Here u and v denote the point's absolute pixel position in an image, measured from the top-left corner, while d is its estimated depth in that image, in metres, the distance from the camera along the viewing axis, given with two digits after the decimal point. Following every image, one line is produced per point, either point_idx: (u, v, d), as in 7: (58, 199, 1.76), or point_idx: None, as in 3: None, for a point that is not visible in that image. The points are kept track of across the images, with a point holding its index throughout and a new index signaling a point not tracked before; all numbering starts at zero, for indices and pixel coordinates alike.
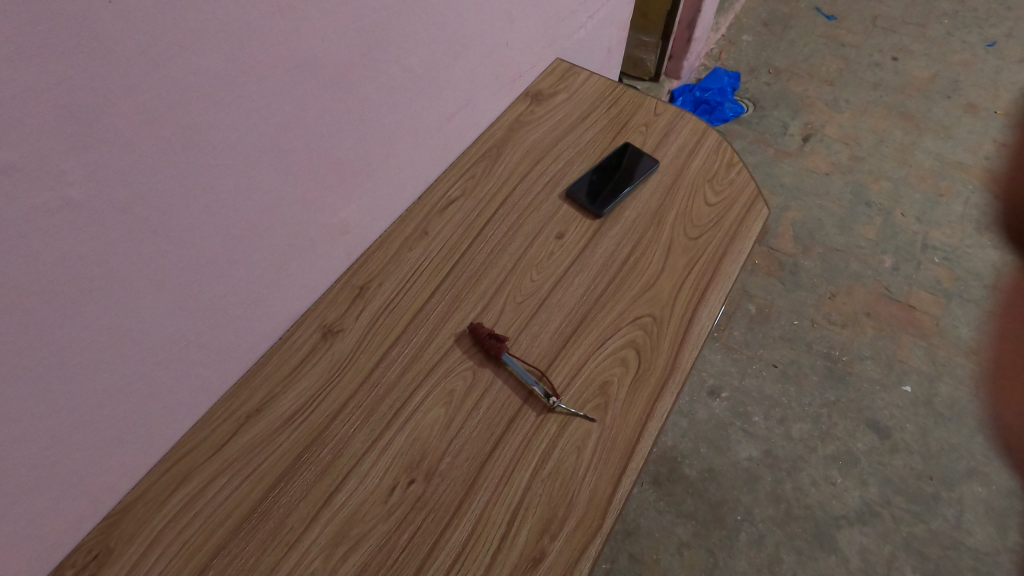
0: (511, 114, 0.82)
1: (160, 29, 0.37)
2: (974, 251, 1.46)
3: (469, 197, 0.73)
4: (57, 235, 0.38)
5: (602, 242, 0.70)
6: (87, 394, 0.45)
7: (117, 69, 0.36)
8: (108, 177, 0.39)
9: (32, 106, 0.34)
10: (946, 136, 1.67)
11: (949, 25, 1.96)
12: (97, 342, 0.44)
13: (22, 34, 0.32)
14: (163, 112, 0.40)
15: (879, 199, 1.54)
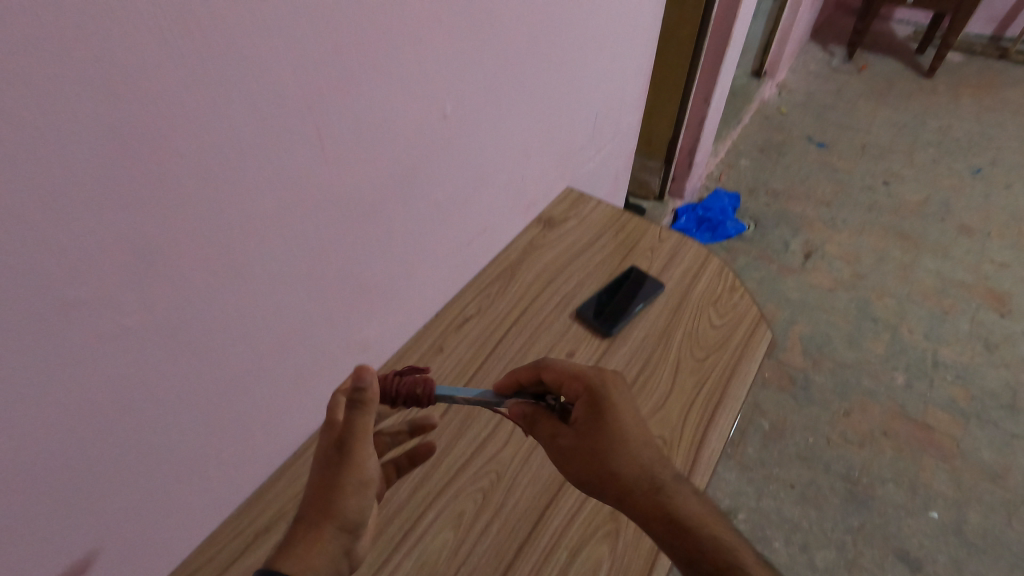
0: (526, 237, 0.88)
1: (228, 182, 0.43)
2: (987, 369, 1.46)
3: (485, 314, 0.77)
4: (107, 359, 0.40)
5: (612, 361, 0.72)
6: (108, 510, 0.46)
7: (188, 217, 0.41)
8: (163, 309, 0.42)
9: (112, 253, 0.38)
10: (944, 256, 1.73)
11: (934, 153, 2.09)
12: (128, 460, 0.45)
13: (118, 194, 0.36)
14: (219, 250, 0.45)
15: (885, 315, 1.57)
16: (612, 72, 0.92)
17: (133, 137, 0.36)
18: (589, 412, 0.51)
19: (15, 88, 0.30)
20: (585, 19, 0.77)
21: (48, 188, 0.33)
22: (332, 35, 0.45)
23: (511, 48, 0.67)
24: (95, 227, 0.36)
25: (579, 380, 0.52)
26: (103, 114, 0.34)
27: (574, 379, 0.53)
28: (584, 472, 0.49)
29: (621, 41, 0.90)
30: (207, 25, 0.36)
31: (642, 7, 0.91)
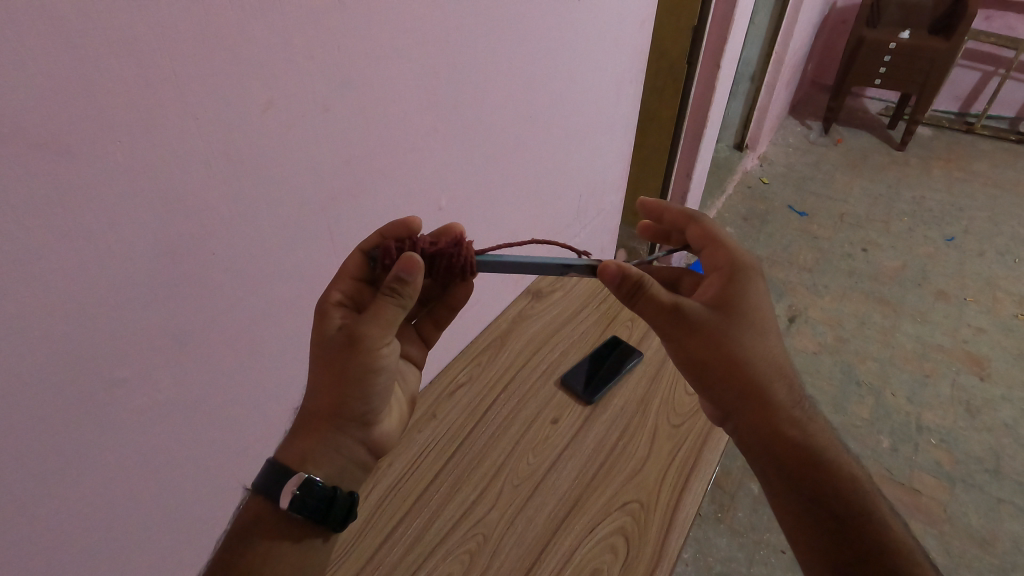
0: (514, 309, 0.95)
1: (252, 275, 0.49)
2: (970, 433, 1.48)
3: (476, 381, 0.83)
4: (137, 428, 0.47)
5: (593, 427, 0.77)
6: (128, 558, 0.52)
7: (217, 305, 0.48)
8: (188, 382, 0.49)
9: (152, 339, 0.44)
10: (924, 320, 1.78)
11: (910, 221, 2.17)
12: (148, 513, 0.52)
13: (164, 291, 0.43)
14: (240, 333, 0.51)
15: (868, 378, 1.61)
16: (598, 156, 1.00)
17: (180, 247, 0.42)
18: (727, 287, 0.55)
19: (92, 222, 0.37)
20: (572, 115, 0.85)
21: (107, 293, 0.40)
22: (344, 148, 0.52)
23: (504, 147, 0.74)
24: (142, 317, 0.42)
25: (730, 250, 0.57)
26: (160, 233, 0.41)
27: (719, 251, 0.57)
28: (716, 329, 0.53)
29: (606, 130, 0.98)
30: (244, 156, 0.43)
31: (625, 98, 0.99)
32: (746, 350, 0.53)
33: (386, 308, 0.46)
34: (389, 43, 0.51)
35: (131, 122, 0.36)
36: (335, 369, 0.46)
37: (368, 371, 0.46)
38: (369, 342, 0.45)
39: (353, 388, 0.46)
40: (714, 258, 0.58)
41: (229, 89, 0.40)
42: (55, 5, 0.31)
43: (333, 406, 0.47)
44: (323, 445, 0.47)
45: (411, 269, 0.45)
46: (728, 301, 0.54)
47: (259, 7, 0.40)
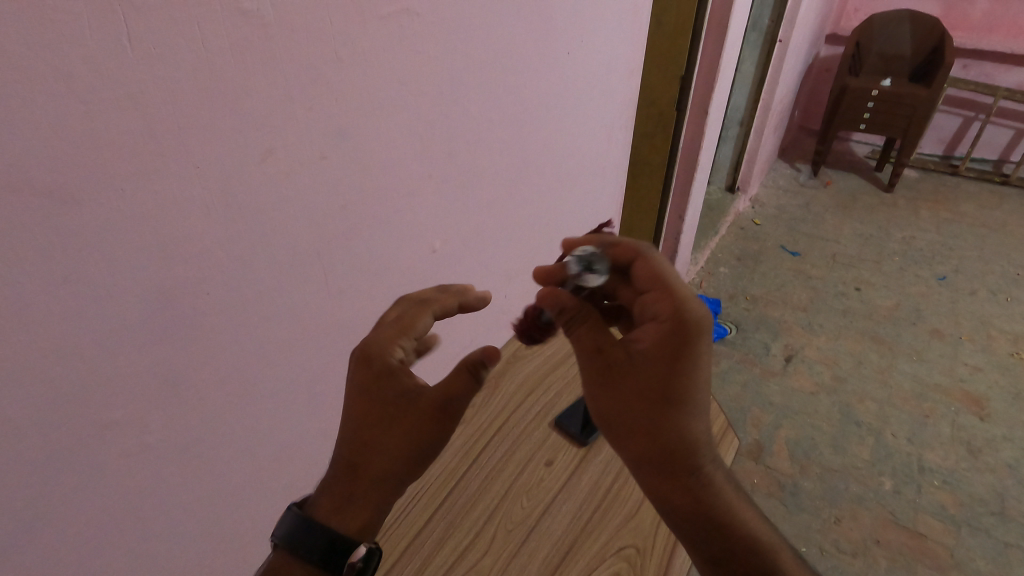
0: (508, 349, 0.95)
1: (245, 317, 0.50)
2: (973, 474, 1.45)
3: (469, 423, 0.82)
4: (125, 472, 0.46)
5: (588, 469, 0.76)
6: None
7: (210, 347, 0.48)
8: (178, 426, 0.49)
9: (143, 381, 0.44)
10: (920, 359, 1.78)
11: (901, 261, 2.20)
12: (133, 558, 0.51)
13: (159, 334, 0.44)
14: (232, 375, 0.51)
15: (868, 418, 1.59)
16: (590, 201, 1.02)
17: (178, 289, 0.43)
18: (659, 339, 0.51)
19: (90, 265, 0.37)
20: (563, 161, 0.88)
21: (102, 334, 0.40)
22: (339, 195, 0.53)
23: (496, 192, 0.75)
24: (135, 359, 0.43)
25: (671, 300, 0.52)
26: (157, 276, 0.41)
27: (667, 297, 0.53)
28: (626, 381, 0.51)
29: (597, 175, 1.01)
30: (242, 201, 0.45)
31: (615, 144, 1.02)
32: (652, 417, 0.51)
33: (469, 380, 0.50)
34: (384, 95, 0.53)
35: (134, 171, 0.37)
36: (415, 436, 0.48)
37: (444, 436, 0.49)
38: (455, 412, 0.50)
39: (427, 451, 0.49)
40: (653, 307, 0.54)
41: (229, 140, 0.42)
42: (68, 64, 0.32)
43: (398, 467, 0.48)
44: (373, 504, 0.47)
45: (492, 356, 0.51)
46: (657, 355, 0.51)
47: (261, 64, 0.42)
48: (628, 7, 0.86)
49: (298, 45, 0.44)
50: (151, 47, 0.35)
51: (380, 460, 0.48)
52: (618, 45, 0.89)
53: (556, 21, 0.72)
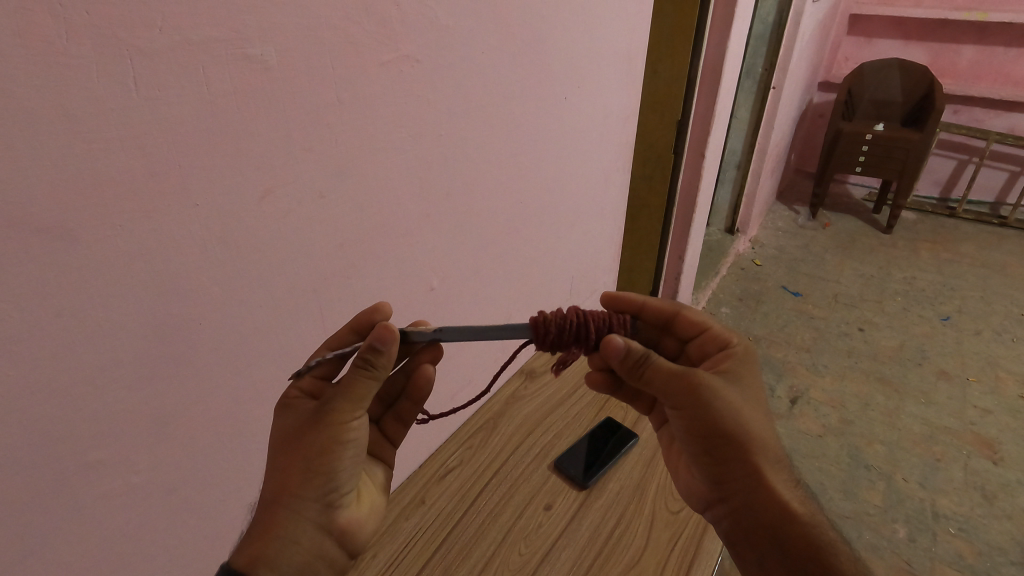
0: (507, 390, 0.94)
1: (239, 354, 0.50)
2: (990, 522, 1.39)
3: (466, 466, 0.80)
4: (109, 514, 0.45)
5: (589, 513, 0.74)
6: None
7: (202, 384, 0.47)
8: (165, 465, 0.47)
9: (132, 419, 0.43)
10: (927, 401, 1.74)
11: (904, 301, 2.19)
12: None
13: (151, 370, 0.43)
14: (224, 413, 0.51)
15: (877, 462, 1.54)
16: (588, 241, 1.03)
17: (171, 326, 0.43)
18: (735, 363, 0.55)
19: (83, 303, 0.38)
20: (561, 202, 0.89)
21: (92, 372, 0.40)
22: (336, 233, 0.54)
23: (495, 232, 0.76)
24: (126, 396, 0.42)
25: (732, 334, 0.58)
26: (152, 314, 0.42)
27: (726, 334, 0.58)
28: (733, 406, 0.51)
29: (594, 216, 1.02)
30: (239, 239, 0.45)
31: (613, 185, 1.04)
32: (757, 426, 0.51)
33: (356, 382, 0.46)
34: (383, 137, 0.54)
35: (132, 209, 0.38)
36: (298, 450, 0.45)
37: (333, 448, 0.46)
38: (336, 415, 0.46)
39: (313, 465, 0.45)
40: (707, 350, 0.58)
41: (229, 179, 0.43)
42: (74, 104, 0.34)
43: (294, 482, 0.45)
44: (279, 530, 0.44)
45: (387, 339, 0.45)
46: (737, 374, 0.53)
47: (262, 107, 0.43)
48: (621, 56, 0.89)
49: (299, 89, 0.45)
50: (156, 90, 0.37)
51: (280, 476, 0.45)
52: (613, 91, 0.92)
53: (553, 67, 0.75)
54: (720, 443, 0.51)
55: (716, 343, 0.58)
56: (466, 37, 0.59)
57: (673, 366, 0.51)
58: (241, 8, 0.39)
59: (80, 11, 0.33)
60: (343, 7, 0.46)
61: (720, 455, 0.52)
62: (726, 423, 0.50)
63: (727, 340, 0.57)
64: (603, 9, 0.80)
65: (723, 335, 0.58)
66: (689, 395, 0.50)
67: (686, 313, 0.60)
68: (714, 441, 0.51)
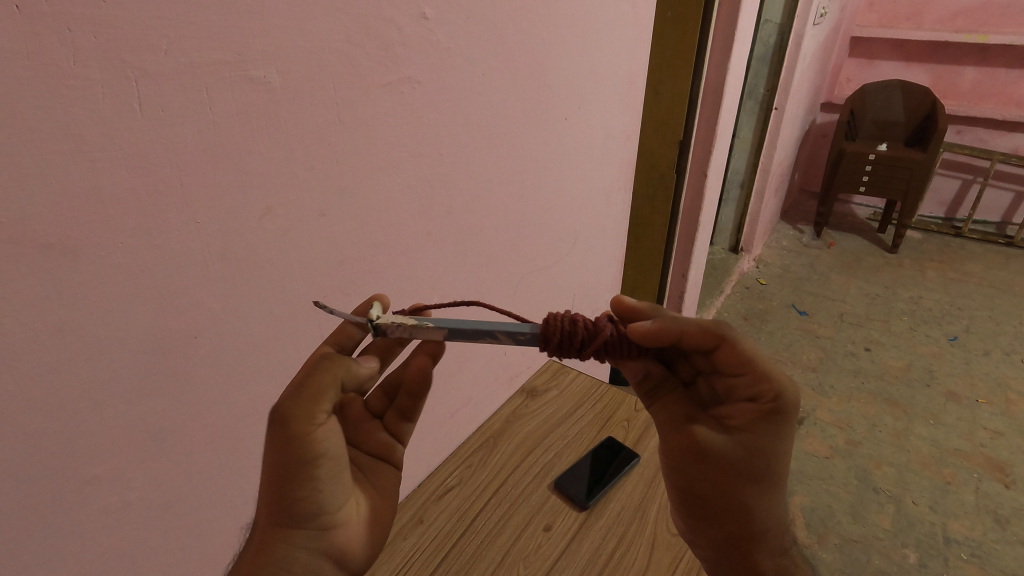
0: (508, 408, 0.93)
1: (238, 370, 0.50)
2: (1003, 547, 1.35)
3: (466, 485, 0.80)
4: (104, 530, 0.45)
5: (588, 535, 0.73)
6: None
7: (200, 400, 0.48)
8: (161, 482, 0.47)
9: (128, 435, 0.44)
10: (936, 422, 1.71)
11: (910, 321, 2.17)
12: None
13: (148, 386, 0.43)
14: (221, 429, 0.51)
15: (886, 485, 1.51)
16: (589, 259, 1.04)
17: (171, 341, 0.44)
18: (752, 423, 0.52)
19: (84, 318, 0.38)
20: (563, 220, 0.90)
21: (89, 387, 0.40)
22: (338, 249, 0.54)
23: (495, 249, 0.77)
24: (123, 412, 0.43)
25: (771, 382, 0.51)
26: (152, 329, 0.42)
27: (765, 378, 0.51)
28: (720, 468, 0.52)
29: (595, 234, 1.03)
30: (240, 255, 0.46)
31: (615, 204, 1.05)
32: (748, 495, 0.52)
33: (305, 384, 0.44)
34: (385, 156, 0.55)
35: (134, 226, 0.39)
36: (271, 467, 0.44)
37: (301, 462, 0.44)
38: (296, 425, 0.44)
39: (286, 481, 0.43)
40: (735, 388, 0.54)
41: (231, 197, 0.44)
42: (78, 124, 0.34)
43: (275, 506, 0.44)
44: (272, 559, 0.43)
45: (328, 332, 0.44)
46: (748, 440, 0.52)
47: (265, 127, 0.44)
48: (622, 78, 0.91)
49: (302, 109, 0.46)
50: (160, 110, 0.38)
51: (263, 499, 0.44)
52: (614, 111, 0.93)
53: (554, 89, 0.76)
54: (703, 503, 0.54)
55: (748, 386, 0.52)
56: (468, 59, 0.61)
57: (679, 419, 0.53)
58: (246, 32, 0.41)
59: (89, 35, 0.34)
60: (347, 31, 0.47)
61: (701, 512, 0.54)
62: (713, 489, 0.53)
63: (762, 390, 0.52)
64: (603, 33, 0.82)
65: (761, 381, 0.52)
66: (682, 453, 0.53)
67: (726, 342, 0.52)
68: (697, 500, 0.54)
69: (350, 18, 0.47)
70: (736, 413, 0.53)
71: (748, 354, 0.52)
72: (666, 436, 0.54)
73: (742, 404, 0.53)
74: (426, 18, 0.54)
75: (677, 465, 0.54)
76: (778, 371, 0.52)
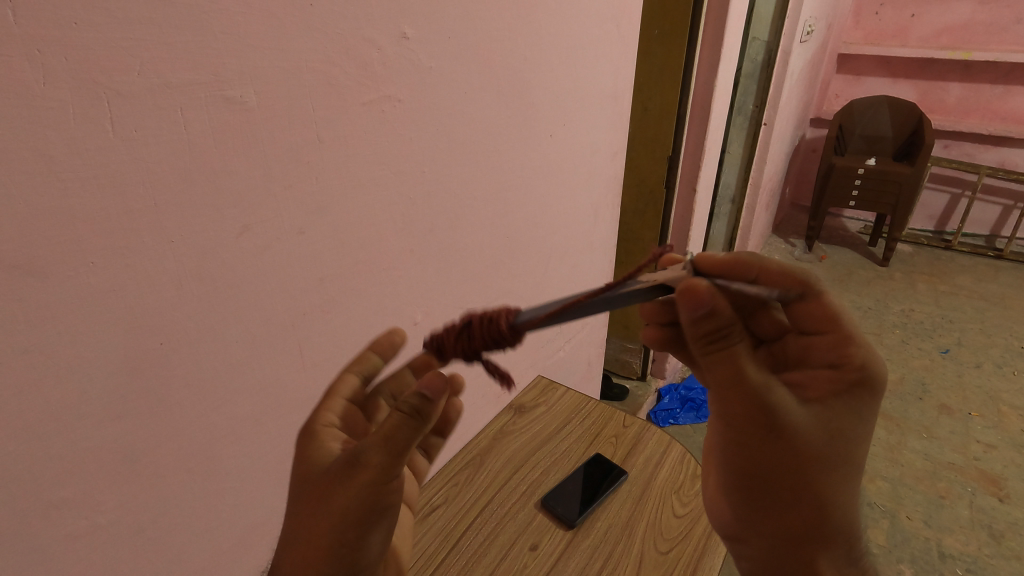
0: (495, 425, 0.93)
1: (212, 388, 0.49)
2: (999, 563, 1.34)
3: (451, 503, 0.79)
4: (74, 556, 0.44)
5: (574, 554, 0.72)
6: None
7: (172, 420, 0.47)
8: (132, 506, 0.47)
9: (98, 456, 0.43)
10: (929, 436, 1.71)
11: (901, 334, 2.18)
12: None
13: (120, 406, 0.43)
14: (197, 449, 0.50)
15: (880, 499, 1.50)
16: (576, 274, 1.04)
17: (143, 361, 0.43)
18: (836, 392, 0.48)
19: (53, 339, 0.38)
20: (549, 237, 0.91)
21: (57, 409, 0.39)
22: (317, 268, 0.54)
23: (479, 266, 0.77)
24: (93, 435, 0.42)
25: (854, 349, 0.49)
26: (123, 350, 0.42)
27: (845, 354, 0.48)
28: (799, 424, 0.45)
29: (582, 249, 1.03)
30: (215, 274, 0.46)
31: (602, 219, 1.06)
32: (828, 478, 0.46)
33: (396, 433, 0.40)
34: (365, 174, 0.55)
35: (105, 246, 0.38)
36: (327, 517, 0.40)
37: (368, 518, 0.40)
38: (374, 476, 0.40)
39: (341, 536, 0.40)
40: (811, 352, 0.51)
41: (206, 217, 0.43)
42: (47, 145, 0.34)
43: (322, 547, 0.40)
44: None
45: (438, 387, 0.41)
46: (826, 420, 0.46)
47: (242, 146, 0.44)
48: (607, 96, 0.92)
49: (280, 129, 0.46)
50: (133, 131, 0.38)
51: (310, 539, 0.41)
52: (600, 128, 0.94)
53: (539, 107, 0.77)
54: (776, 484, 0.46)
55: (827, 350, 0.50)
56: (450, 78, 0.61)
57: (750, 374, 0.44)
58: (221, 53, 0.41)
59: (59, 57, 0.34)
60: (325, 50, 0.48)
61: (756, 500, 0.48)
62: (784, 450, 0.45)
63: (843, 356, 0.49)
64: (587, 52, 0.83)
65: (844, 347, 0.49)
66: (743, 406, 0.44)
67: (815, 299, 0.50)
68: (758, 479, 0.47)
69: (329, 38, 0.48)
70: (811, 384, 0.49)
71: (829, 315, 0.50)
72: (723, 391, 0.45)
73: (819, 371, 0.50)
74: (406, 38, 0.54)
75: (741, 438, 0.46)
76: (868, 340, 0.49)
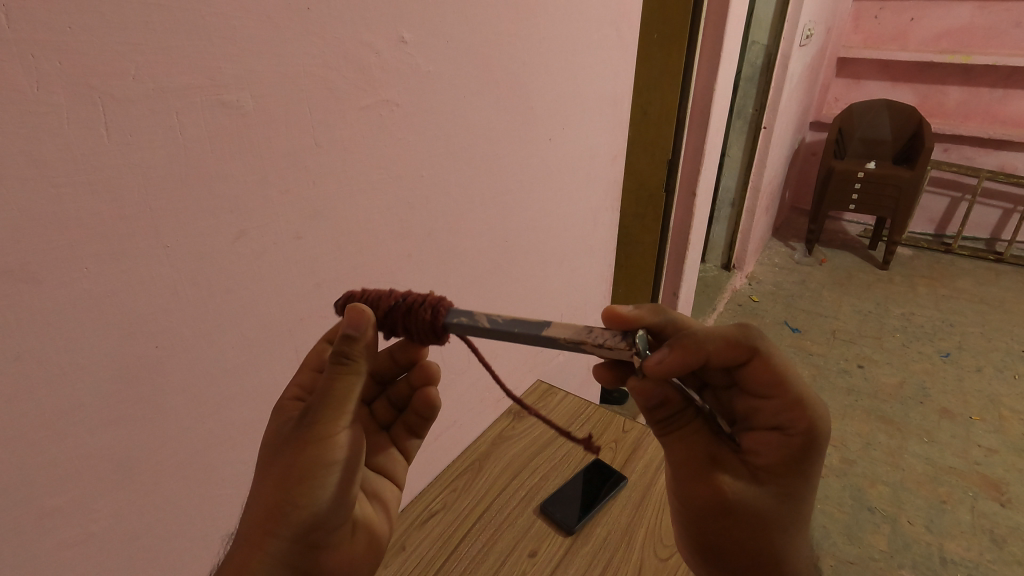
0: (494, 430, 0.92)
1: (207, 394, 0.49)
2: (1000, 568, 1.33)
3: (449, 510, 0.78)
4: (67, 564, 0.44)
5: (573, 561, 0.72)
6: None
7: (167, 426, 0.46)
8: (125, 513, 0.46)
9: (91, 462, 0.42)
10: (930, 440, 1.70)
11: (902, 337, 2.17)
12: None
13: (115, 412, 0.42)
14: (192, 456, 0.50)
15: (881, 504, 1.49)
16: (576, 278, 1.04)
17: (138, 367, 0.43)
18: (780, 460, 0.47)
19: (46, 346, 0.37)
20: (548, 240, 0.90)
21: (49, 416, 0.39)
22: (314, 272, 0.54)
23: (478, 270, 0.76)
24: (86, 441, 0.42)
25: (804, 412, 0.47)
26: (116, 356, 0.41)
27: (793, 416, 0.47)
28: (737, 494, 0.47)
29: (582, 253, 1.03)
30: (211, 279, 0.45)
31: (601, 223, 1.06)
32: (773, 540, 0.49)
33: (338, 382, 0.41)
34: (363, 178, 0.55)
35: (99, 251, 0.38)
36: (280, 469, 0.41)
37: (316, 465, 0.41)
38: (320, 428, 0.42)
39: (291, 485, 0.41)
40: (757, 416, 0.50)
41: (201, 221, 0.43)
42: (41, 150, 0.34)
43: (272, 504, 0.41)
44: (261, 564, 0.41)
45: (358, 323, 0.41)
46: (767, 490, 0.48)
47: (238, 151, 0.44)
48: (606, 100, 0.92)
49: (277, 134, 0.46)
50: (128, 135, 0.37)
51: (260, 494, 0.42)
52: (599, 132, 0.94)
53: (538, 111, 0.77)
54: (728, 549, 0.50)
55: (774, 414, 0.48)
56: (448, 82, 0.61)
57: (694, 454, 0.48)
58: (218, 57, 0.41)
59: (52, 61, 0.33)
60: (322, 54, 0.47)
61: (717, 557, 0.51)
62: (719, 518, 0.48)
63: (790, 421, 0.47)
64: (587, 55, 0.83)
65: (789, 412, 0.47)
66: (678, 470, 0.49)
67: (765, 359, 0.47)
68: (715, 545, 0.50)
69: (327, 43, 0.48)
70: (762, 450, 0.49)
71: (781, 379, 0.47)
72: (679, 474, 0.49)
73: (766, 436, 0.49)
74: (405, 42, 0.54)
75: (697, 516, 0.49)
76: (813, 398, 0.47)
